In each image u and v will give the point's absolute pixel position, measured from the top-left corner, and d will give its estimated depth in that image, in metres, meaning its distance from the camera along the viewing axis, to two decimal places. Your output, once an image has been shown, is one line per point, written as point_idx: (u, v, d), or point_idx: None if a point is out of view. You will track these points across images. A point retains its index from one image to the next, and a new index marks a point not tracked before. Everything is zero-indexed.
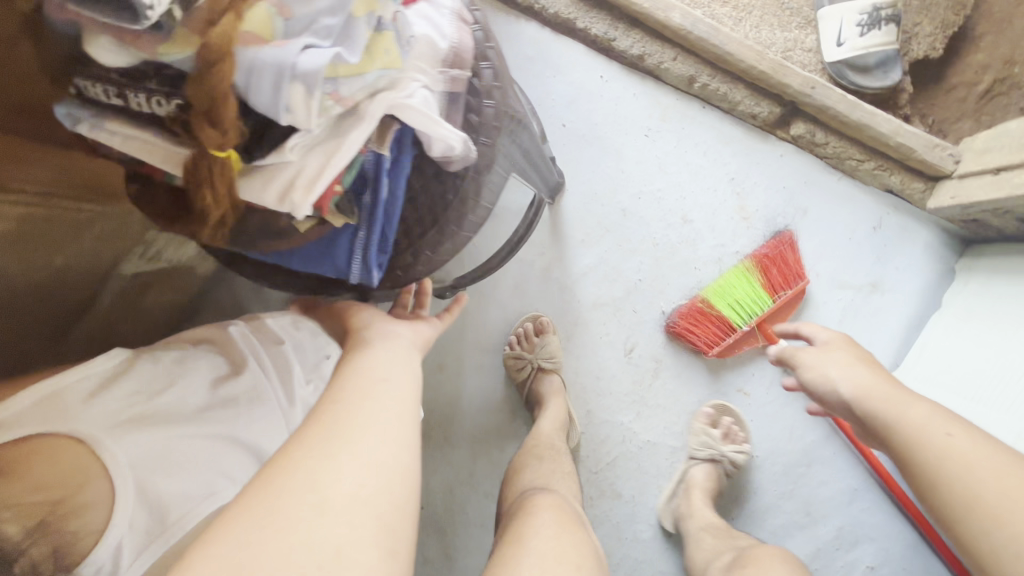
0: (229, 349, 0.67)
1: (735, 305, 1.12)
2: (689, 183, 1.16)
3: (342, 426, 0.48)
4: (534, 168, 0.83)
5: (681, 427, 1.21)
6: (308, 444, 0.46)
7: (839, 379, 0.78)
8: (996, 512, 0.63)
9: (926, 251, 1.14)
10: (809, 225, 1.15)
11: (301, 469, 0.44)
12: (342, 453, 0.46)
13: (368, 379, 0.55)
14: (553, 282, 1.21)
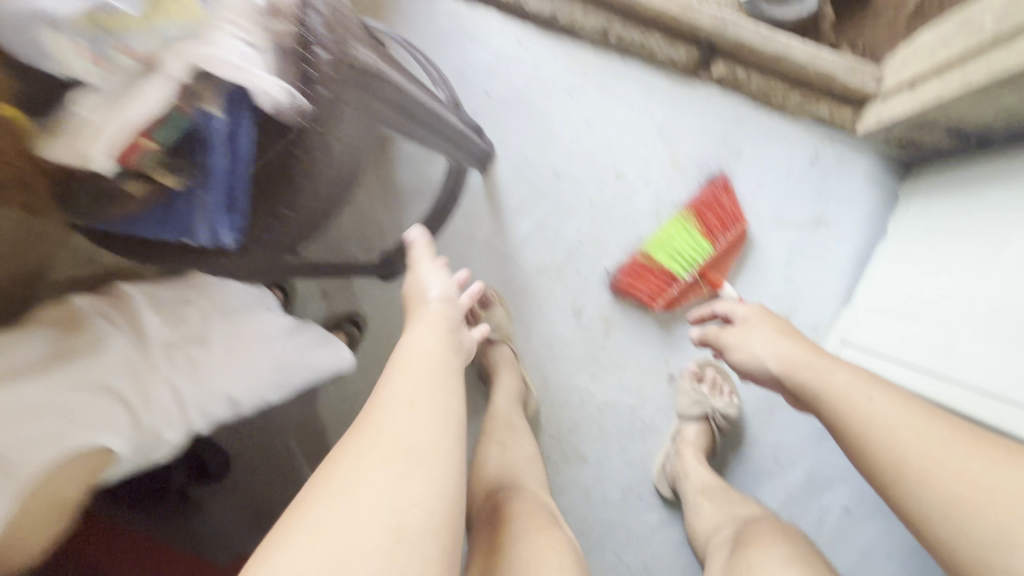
0: (73, 314, 0.61)
1: (674, 255, 1.10)
2: (618, 138, 1.15)
3: (414, 444, 0.52)
4: (427, 127, 0.83)
5: (638, 384, 1.20)
6: (385, 458, 0.50)
7: (764, 354, 0.77)
8: (921, 472, 0.59)
9: (866, 180, 1.11)
10: (744, 166, 1.12)
11: (379, 493, 0.48)
12: (417, 478, 0.50)
13: (433, 385, 0.59)
14: (495, 253, 1.21)
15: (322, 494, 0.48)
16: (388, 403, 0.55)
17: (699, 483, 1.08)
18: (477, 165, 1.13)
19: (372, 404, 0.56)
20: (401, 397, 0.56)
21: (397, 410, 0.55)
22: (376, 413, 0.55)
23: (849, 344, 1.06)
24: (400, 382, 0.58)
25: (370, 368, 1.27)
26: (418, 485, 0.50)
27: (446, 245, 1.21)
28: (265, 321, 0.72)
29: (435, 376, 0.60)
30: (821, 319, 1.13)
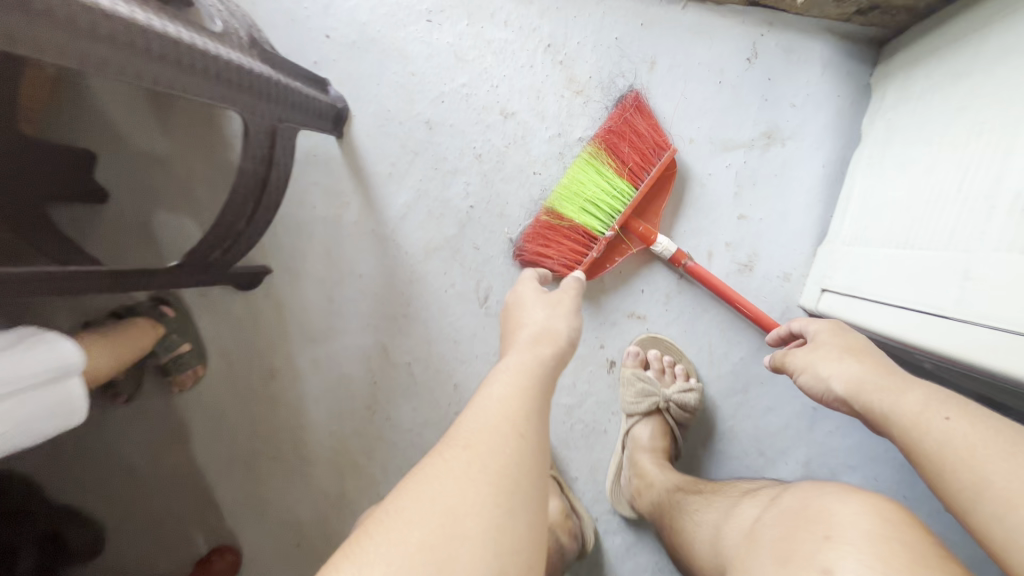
0: None
1: (589, 208, 0.84)
2: (497, 67, 0.89)
3: (518, 478, 0.49)
4: (216, 81, 0.62)
5: (571, 378, 0.94)
6: (485, 487, 0.48)
7: (830, 379, 0.58)
8: (1009, 495, 0.44)
9: (825, 70, 0.84)
10: (662, 78, 0.86)
11: (482, 528, 0.46)
12: (521, 514, 0.48)
13: (543, 401, 0.57)
14: (370, 236, 0.96)
15: (413, 519, 0.46)
16: (478, 437, 0.51)
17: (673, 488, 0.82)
18: (319, 124, 0.87)
19: (475, 418, 0.53)
20: (505, 422, 0.52)
21: (501, 426, 0.52)
22: (483, 434, 0.51)
23: (830, 292, 0.80)
24: (504, 400, 0.54)
25: (247, 399, 1.04)
26: (519, 521, 0.48)
27: (310, 236, 0.97)
28: None
29: (542, 389, 0.57)
30: (792, 264, 0.87)
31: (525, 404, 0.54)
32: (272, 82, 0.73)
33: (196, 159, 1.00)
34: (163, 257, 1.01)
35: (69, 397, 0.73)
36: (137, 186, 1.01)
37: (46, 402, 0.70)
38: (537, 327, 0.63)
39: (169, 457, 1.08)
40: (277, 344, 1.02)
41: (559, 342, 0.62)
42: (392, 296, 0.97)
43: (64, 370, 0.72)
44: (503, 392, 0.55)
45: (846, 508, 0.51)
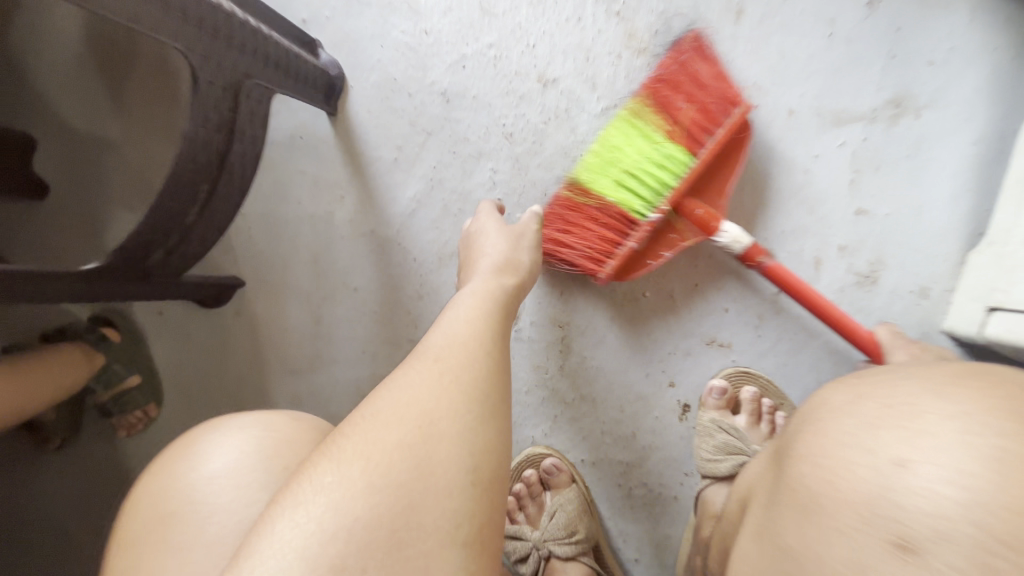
0: None
1: (627, 182, 0.62)
2: (534, 21, 0.70)
3: (494, 381, 0.42)
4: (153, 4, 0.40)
5: (627, 426, 0.71)
6: (460, 391, 0.40)
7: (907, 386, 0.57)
8: None
9: (978, 17, 0.63)
10: (753, 32, 0.66)
11: (461, 429, 0.38)
12: (500, 417, 0.40)
13: (507, 318, 0.50)
14: (368, 238, 0.75)
15: (379, 422, 0.37)
16: (445, 345, 0.43)
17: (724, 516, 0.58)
18: (308, 95, 0.68)
19: (442, 330, 0.45)
20: (473, 332, 0.45)
21: (468, 338, 0.44)
22: (452, 341, 0.44)
23: (1001, 311, 0.57)
24: (470, 314, 0.47)
25: None
26: (497, 423, 0.40)
27: (292, 240, 0.76)
28: None
29: (508, 314, 0.51)
30: (933, 276, 0.65)
31: (489, 318, 0.48)
32: (246, 26, 0.52)
33: (148, 139, 0.79)
34: (100, 251, 0.81)
35: None
36: (77, 166, 0.81)
37: None
38: (498, 257, 0.56)
39: (110, 524, 0.85)
40: (244, 375, 0.80)
41: (521, 272, 0.57)
42: (395, 316, 0.76)
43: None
44: (470, 309, 0.48)
45: (940, 414, 0.33)
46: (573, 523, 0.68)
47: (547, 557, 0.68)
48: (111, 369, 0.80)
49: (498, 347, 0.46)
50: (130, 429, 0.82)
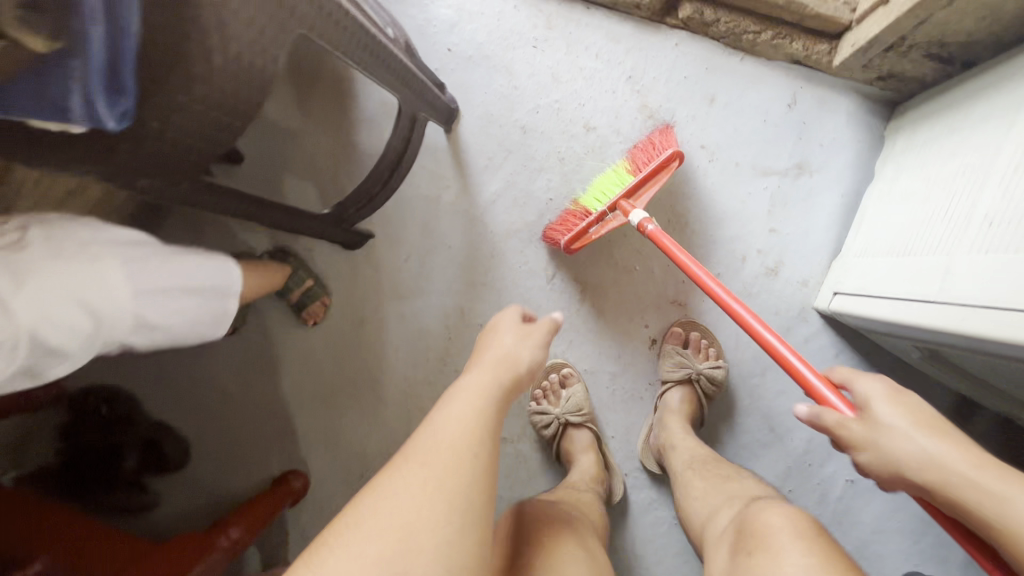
0: None
1: (598, 194, 1.03)
2: (585, 89, 1.10)
3: (469, 497, 0.58)
4: (379, 64, 0.79)
5: (618, 350, 1.13)
6: (438, 506, 0.57)
7: (887, 451, 0.61)
8: None
9: (850, 121, 1.05)
10: (719, 113, 1.08)
11: (435, 543, 0.55)
12: (471, 529, 0.57)
13: (493, 410, 0.66)
14: (462, 214, 1.15)
15: (371, 534, 0.55)
16: (427, 462, 0.59)
17: (689, 457, 0.95)
18: (440, 121, 1.08)
19: (431, 438, 0.61)
20: (457, 440, 0.61)
21: (449, 452, 0.60)
22: (439, 452, 0.60)
23: (841, 293, 0.98)
24: (461, 417, 0.63)
25: (333, 345, 1.21)
26: (467, 533, 0.57)
27: (411, 211, 1.17)
28: (117, 235, 0.73)
29: (492, 418, 0.65)
30: (811, 273, 1.06)
31: (475, 424, 0.63)
32: (413, 76, 0.90)
33: (362, 133, 1.18)
34: (320, 203, 1.17)
35: (222, 308, 0.89)
36: (303, 146, 1.18)
37: (207, 306, 0.86)
38: (500, 353, 0.74)
39: (258, 391, 1.24)
40: (367, 298, 1.20)
41: (517, 369, 0.72)
42: (475, 267, 1.16)
43: (224, 283, 0.88)
44: (462, 412, 0.64)
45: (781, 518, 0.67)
46: (580, 403, 1.09)
47: (564, 424, 1.08)
48: (300, 273, 1.14)
49: (483, 458, 0.61)
50: (316, 317, 1.19)
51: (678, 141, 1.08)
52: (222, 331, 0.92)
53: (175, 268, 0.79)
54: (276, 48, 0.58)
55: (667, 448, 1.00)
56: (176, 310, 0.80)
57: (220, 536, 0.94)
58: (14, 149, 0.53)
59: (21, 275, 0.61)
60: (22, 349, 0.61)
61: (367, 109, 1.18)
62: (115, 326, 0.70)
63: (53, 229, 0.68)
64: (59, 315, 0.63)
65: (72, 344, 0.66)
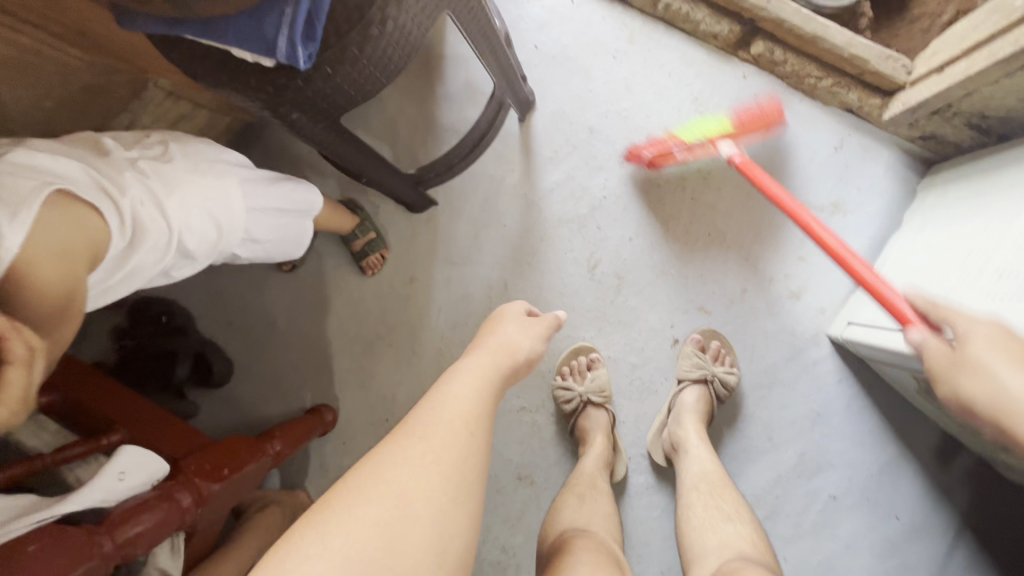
0: (115, 177, 0.72)
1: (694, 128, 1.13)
2: (654, 103, 1.21)
3: (465, 471, 0.60)
4: (490, 50, 0.90)
5: (642, 343, 1.23)
6: (437, 478, 0.57)
7: (970, 393, 0.68)
8: None
9: (888, 171, 1.15)
10: (772, 144, 1.18)
11: (432, 511, 0.55)
12: (466, 504, 0.58)
13: (490, 396, 0.70)
14: (522, 197, 1.26)
15: (374, 497, 0.55)
16: (422, 431, 0.60)
17: (698, 474, 1.04)
18: (518, 110, 1.18)
19: (430, 413, 0.63)
20: (456, 416, 0.63)
21: (450, 427, 0.62)
22: (437, 427, 0.61)
23: (855, 323, 1.09)
24: (461, 398, 0.66)
25: (381, 296, 1.31)
26: (464, 509, 0.58)
27: (476, 186, 1.27)
28: (232, 158, 0.90)
29: (489, 400, 0.69)
30: (829, 302, 1.18)
31: (473, 406, 0.65)
32: (509, 62, 1.00)
33: (447, 111, 1.27)
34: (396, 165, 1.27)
35: (304, 232, 1.05)
36: (392, 111, 1.28)
37: (295, 228, 1.02)
38: (503, 340, 0.80)
39: (303, 328, 1.34)
40: (420, 257, 1.30)
41: (517, 357, 0.78)
42: (524, 245, 1.26)
43: (308, 209, 1.03)
44: (461, 392, 0.66)
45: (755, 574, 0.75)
46: (603, 384, 1.19)
47: (585, 402, 1.18)
48: (366, 223, 1.26)
49: (476, 439, 0.63)
50: (373, 269, 1.30)
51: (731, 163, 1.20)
52: (299, 253, 1.08)
53: (273, 190, 0.94)
54: (427, 24, 0.69)
55: (679, 445, 1.10)
56: (274, 226, 0.96)
57: (268, 443, 1.04)
58: (206, 79, 0.65)
59: (173, 185, 0.77)
60: (172, 247, 0.77)
61: (453, 85, 1.28)
62: (231, 236, 0.86)
63: (190, 151, 0.84)
64: (196, 222, 0.80)
65: (201, 250, 0.83)
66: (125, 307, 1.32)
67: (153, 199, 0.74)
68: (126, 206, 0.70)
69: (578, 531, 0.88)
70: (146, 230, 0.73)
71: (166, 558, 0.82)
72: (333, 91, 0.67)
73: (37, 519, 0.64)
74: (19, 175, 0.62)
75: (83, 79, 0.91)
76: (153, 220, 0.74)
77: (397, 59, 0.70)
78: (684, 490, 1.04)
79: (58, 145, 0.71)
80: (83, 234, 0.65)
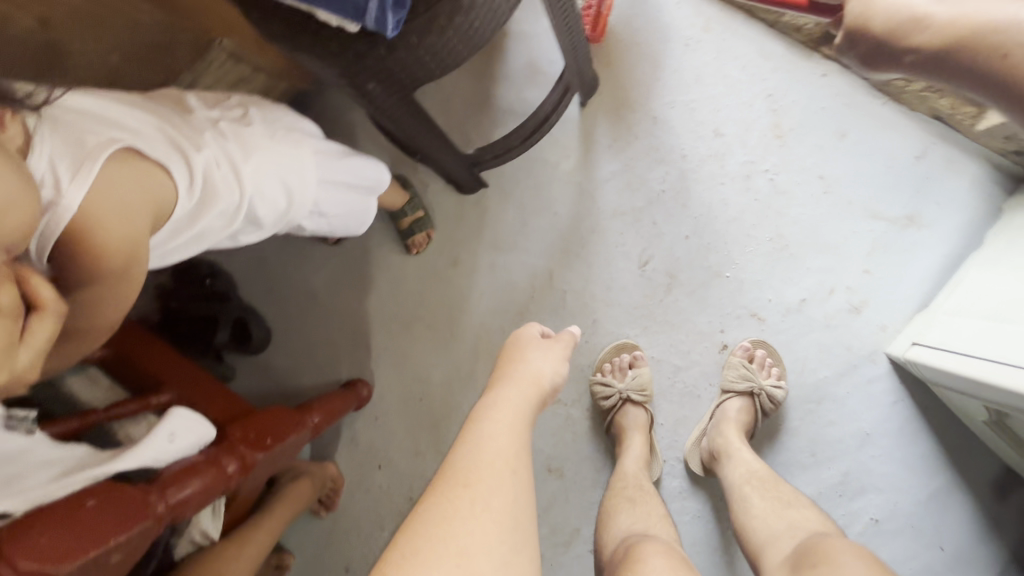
0: (191, 138, 0.71)
1: None
2: (724, 96, 1.16)
3: (516, 513, 0.59)
4: (567, 25, 0.86)
5: (688, 346, 1.19)
6: (491, 527, 0.56)
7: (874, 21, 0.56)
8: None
9: (971, 188, 1.08)
10: (847, 149, 1.13)
11: (494, 564, 0.54)
12: (524, 550, 0.57)
13: (523, 430, 0.68)
14: (575, 185, 1.22)
15: (433, 560, 0.52)
16: (467, 480, 0.58)
17: (747, 472, 1.00)
18: (582, 92, 1.14)
19: (470, 457, 0.61)
20: (497, 455, 0.62)
21: (496, 470, 0.60)
22: (480, 471, 0.60)
23: (920, 344, 1.03)
24: (496, 435, 0.65)
25: (424, 278, 1.30)
26: (523, 555, 0.57)
27: (529, 171, 1.24)
28: (308, 129, 0.88)
29: (523, 433, 0.68)
30: (892, 320, 1.12)
31: (511, 443, 0.64)
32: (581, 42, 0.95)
33: (505, 90, 1.23)
34: None
35: (369, 207, 1.02)
36: (448, 87, 1.24)
37: (361, 204, 1.00)
38: (528, 370, 0.78)
39: (345, 303, 1.33)
40: (464, 240, 1.28)
41: (543, 386, 0.78)
42: (574, 235, 1.22)
43: (375, 187, 1.01)
44: (495, 429, 0.65)
45: (846, 545, 0.71)
46: (644, 384, 1.16)
47: (624, 399, 1.15)
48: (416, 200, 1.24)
49: (519, 476, 0.62)
50: (418, 248, 1.28)
51: (800, 166, 1.14)
52: (363, 230, 1.06)
53: (345, 166, 0.92)
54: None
55: (722, 454, 1.06)
56: (340, 202, 0.95)
57: (308, 415, 1.04)
58: (287, 42, 0.62)
59: (251, 149, 0.76)
60: (240, 212, 0.76)
61: (513, 62, 1.23)
62: (300, 208, 0.85)
63: (268, 116, 0.83)
64: (268, 189, 0.79)
65: (268, 218, 0.82)
66: (173, 266, 1.32)
67: (229, 162, 0.73)
68: (198, 164, 0.69)
69: (642, 535, 0.87)
70: (216, 194, 0.72)
71: (207, 519, 0.86)
72: (416, 62, 0.64)
73: (86, 477, 0.64)
74: (90, 132, 0.61)
75: (147, 36, 0.95)
76: (225, 183, 0.73)
77: (482, 32, 0.66)
78: (733, 491, 1.00)
79: (141, 101, 0.71)
80: (148, 192, 0.63)
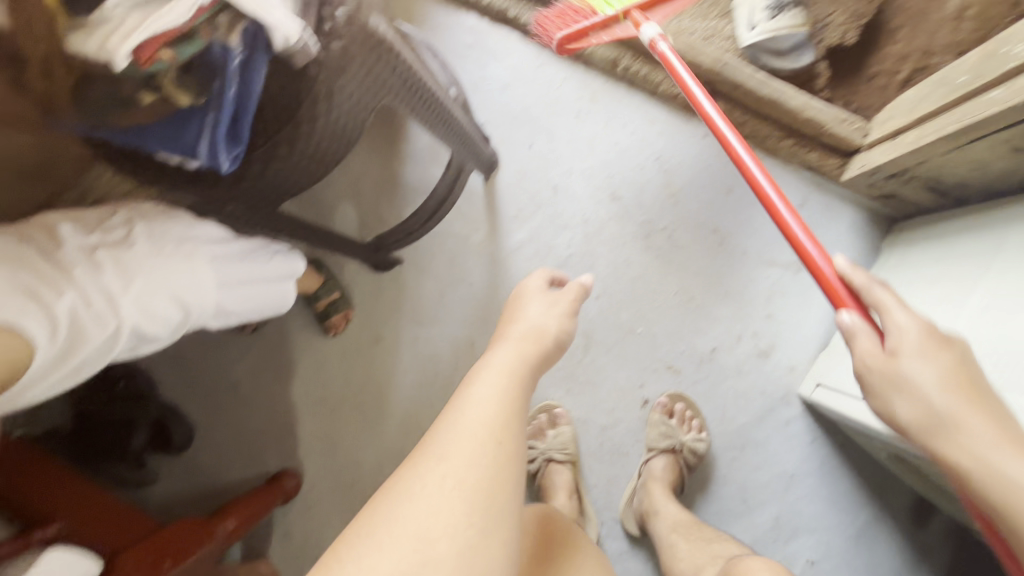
0: (53, 274, 0.69)
1: None
2: (616, 160, 1.23)
3: (496, 483, 0.55)
4: (444, 123, 0.89)
5: (612, 404, 1.20)
6: (461, 506, 0.53)
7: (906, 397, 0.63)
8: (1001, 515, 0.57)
9: (852, 230, 1.14)
10: (733, 204, 1.20)
11: (457, 551, 0.51)
12: (500, 531, 0.54)
13: (522, 392, 0.64)
14: (485, 256, 1.25)
15: (388, 546, 0.51)
16: (440, 454, 0.56)
17: (673, 521, 1.02)
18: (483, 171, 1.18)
19: (450, 425, 0.58)
20: (481, 427, 0.58)
21: (476, 438, 0.57)
22: (458, 440, 0.56)
23: (823, 386, 1.06)
24: (489, 400, 0.60)
25: (346, 357, 1.29)
26: (498, 532, 0.54)
27: (441, 245, 1.26)
28: (206, 231, 0.88)
29: (524, 396, 0.64)
30: (798, 360, 1.16)
31: (501, 409, 0.60)
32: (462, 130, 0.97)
33: (412, 170, 1.27)
34: (360, 225, 1.26)
35: (285, 296, 1.02)
36: (355, 171, 1.26)
37: (275, 293, 0.99)
38: (529, 325, 0.74)
39: (268, 390, 1.31)
40: (384, 317, 1.28)
41: (545, 339, 0.73)
42: (491, 304, 1.24)
43: (292, 272, 1.02)
44: (491, 393, 0.61)
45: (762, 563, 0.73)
46: (568, 444, 1.17)
47: (547, 460, 1.16)
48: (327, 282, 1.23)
49: (508, 447, 0.58)
50: (337, 329, 1.27)
51: (696, 220, 1.20)
52: (284, 310, 1.05)
53: (247, 267, 0.91)
54: (365, 112, 0.67)
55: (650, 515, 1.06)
56: (250, 298, 0.93)
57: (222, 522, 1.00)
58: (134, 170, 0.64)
59: (132, 273, 0.75)
60: (121, 335, 0.74)
61: (419, 143, 1.28)
62: (200, 314, 0.84)
63: (155, 230, 0.81)
64: (158, 308, 0.77)
65: (163, 331, 0.80)
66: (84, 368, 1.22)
67: (105, 295, 0.72)
68: (60, 309, 0.68)
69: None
70: (85, 333, 0.71)
71: None
72: (270, 179, 0.66)
73: None
74: None
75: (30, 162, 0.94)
76: (95, 318, 0.71)
77: (336, 149, 0.68)
78: (659, 539, 1.02)
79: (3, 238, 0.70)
80: None
